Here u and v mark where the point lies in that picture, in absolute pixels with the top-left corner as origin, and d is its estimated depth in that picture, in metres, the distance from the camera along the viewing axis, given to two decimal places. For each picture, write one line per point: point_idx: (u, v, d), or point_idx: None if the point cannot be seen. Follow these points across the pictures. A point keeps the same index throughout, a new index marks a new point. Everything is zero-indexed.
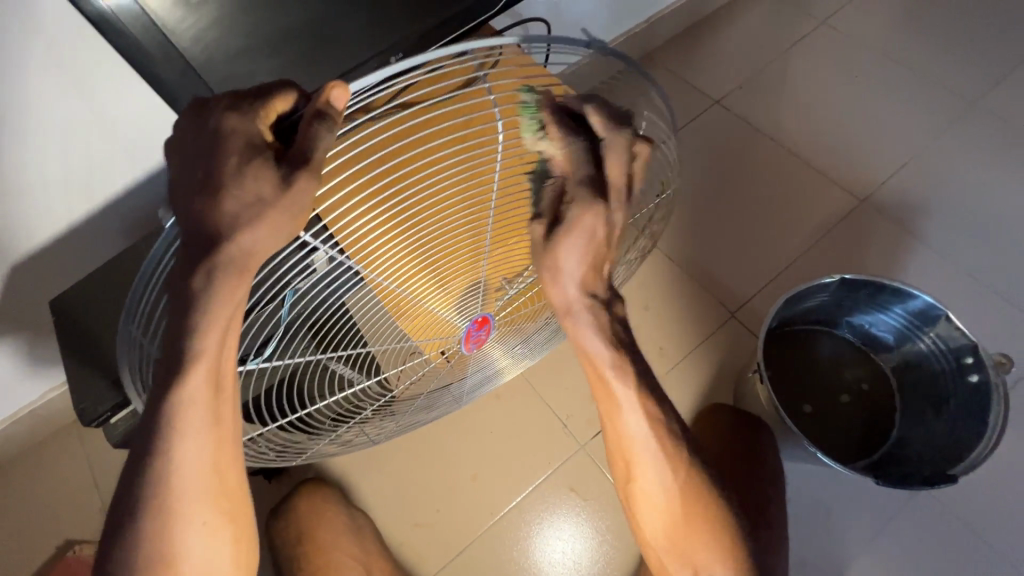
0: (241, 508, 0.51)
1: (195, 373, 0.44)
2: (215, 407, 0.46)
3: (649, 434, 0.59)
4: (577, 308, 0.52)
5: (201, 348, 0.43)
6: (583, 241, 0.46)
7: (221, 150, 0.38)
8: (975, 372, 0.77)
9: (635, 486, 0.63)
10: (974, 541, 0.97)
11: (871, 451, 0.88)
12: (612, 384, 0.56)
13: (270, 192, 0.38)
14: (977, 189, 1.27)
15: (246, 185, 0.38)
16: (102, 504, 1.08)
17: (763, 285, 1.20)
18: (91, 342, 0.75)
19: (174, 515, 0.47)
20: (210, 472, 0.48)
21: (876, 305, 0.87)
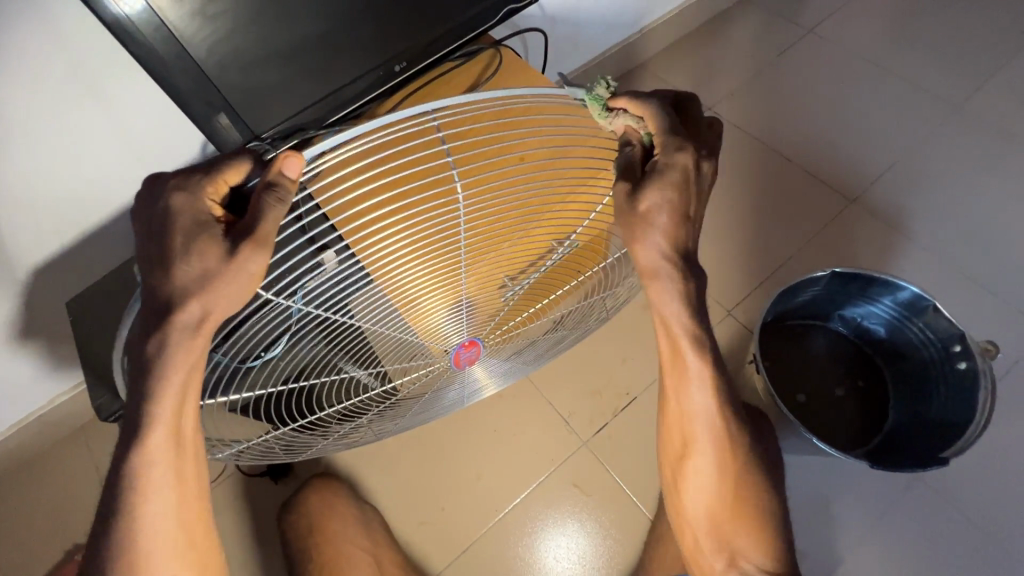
0: (205, 552, 0.58)
1: (154, 441, 0.49)
2: (179, 467, 0.52)
3: (709, 413, 0.63)
4: (664, 269, 0.51)
5: (158, 411, 0.47)
6: (675, 189, 0.48)
7: (168, 230, 0.42)
8: (963, 359, 0.80)
9: (687, 458, 0.69)
10: (971, 528, 0.99)
11: (866, 441, 0.90)
12: (682, 352, 0.58)
13: (214, 265, 0.42)
14: (965, 188, 1.31)
15: (193, 261, 0.42)
16: None
17: (759, 282, 1.23)
18: (107, 341, 0.77)
19: (143, 556, 0.53)
20: (174, 519, 0.54)
21: (866, 298, 0.90)
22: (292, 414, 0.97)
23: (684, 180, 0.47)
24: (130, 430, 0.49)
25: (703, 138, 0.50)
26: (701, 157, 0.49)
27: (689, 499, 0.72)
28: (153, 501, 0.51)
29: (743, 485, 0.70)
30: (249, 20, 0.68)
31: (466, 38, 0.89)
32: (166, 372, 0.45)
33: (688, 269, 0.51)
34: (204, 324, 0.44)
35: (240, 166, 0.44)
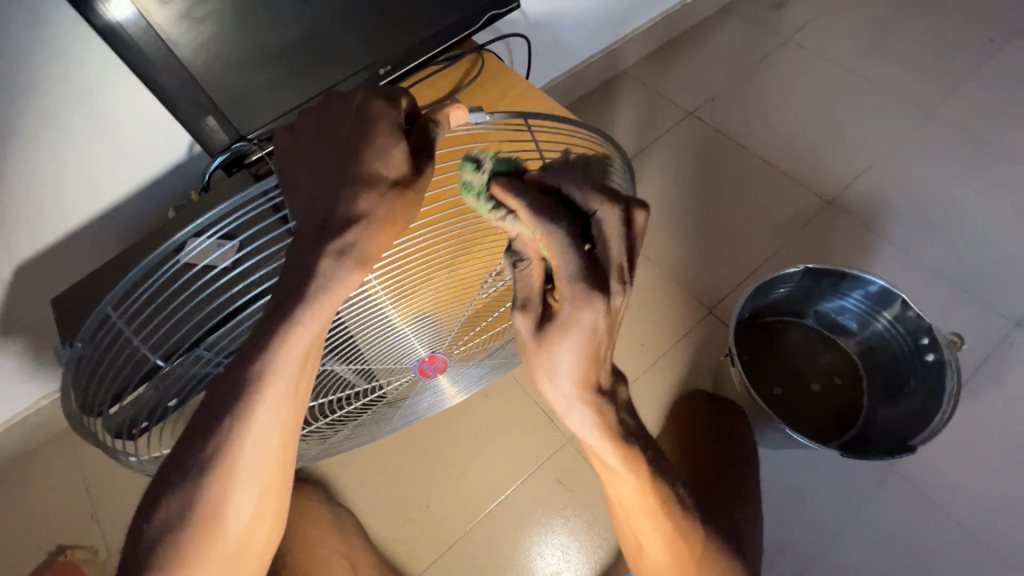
0: (282, 490, 0.56)
1: (281, 359, 0.47)
2: (293, 389, 0.50)
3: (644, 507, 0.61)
4: (580, 400, 0.49)
5: (303, 329, 0.46)
6: (581, 336, 0.42)
7: (369, 129, 0.43)
8: (931, 351, 0.83)
9: (643, 545, 0.67)
10: (946, 520, 1.01)
11: (842, 432, 0.92)
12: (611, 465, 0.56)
13: (404, 171, 0.42)
14: (936, 190, 1.35)
15: (388, 162, 0.42)
16: (93, 509, 1.09)
17: (739, 281, 1.26)
18: None
19: (229, 480, 0.50)
20: (270, 451, 0.51)
21: (839, 293, 0.93)
22: None
23: (594, 333, 0.41)
24: (255, 343, 0.46)
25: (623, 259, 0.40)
26: (615, 304, 0.40)
27: None
28: (260, 415, 0.49)
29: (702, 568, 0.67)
30: (236, 23, 0.70)
31: (450, 43, 0.91)
32: (325, 292, 0.45)
33: (598, 397, 0.49)
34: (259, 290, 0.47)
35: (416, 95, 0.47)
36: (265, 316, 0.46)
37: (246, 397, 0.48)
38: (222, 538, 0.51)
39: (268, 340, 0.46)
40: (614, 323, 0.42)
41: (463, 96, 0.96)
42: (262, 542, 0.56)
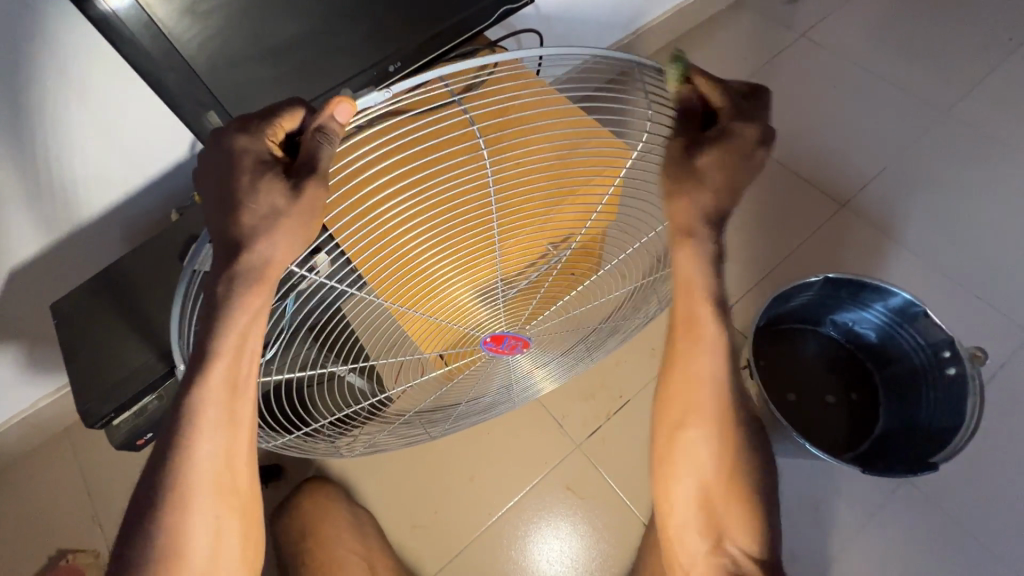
0: (250, 503, 0.56)
1: (215, 374, 0.48)
2: (233, 407, 0.50)
3: (718, 385, 0.64)
4: (700, 230, 0.52)
5: (222, 344, 0.47)
6: (727, 164, 0.47)
7: (235, 170, 0.42)
8: (952, 365, 0.81)
9: (686, 431, 0.68)
10: (959, 531, 1.00)
11: (857, 444, 0.91)
12: (699, 317, 0.60)
13: (281, 203, 0.42)
14: (954, 193, 1.33)
15: (260, 199, 0.42)
16: (96, 511, 1.07)
17: (750, 285, 1.24)
18: (93, 344, 0.75)
19: (185, 512, 0.51)
20: (221, 480, 0.52)
21: (858, 303, 0.91)
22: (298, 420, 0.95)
23: (739, 158, 0.47)
24: (185, 383, 0.48)
25: (762, 115, 0.48)
26: (763, 145, 0.47)
27: (677, 484, 0.70)
28: (203, 430, 0.50)
29: (737, 478, 0.68)
30: (241, 18, 0.66)
31: (460, 39, 0.87)
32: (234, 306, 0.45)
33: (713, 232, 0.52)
34: (212, 306, 0.45)
35: (297, 113, 0.44)
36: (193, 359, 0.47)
37: (191, 416, 0.49)
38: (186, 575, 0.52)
39: (194, 371, 0.47)
40: (756, 157, 0.47)
41: None
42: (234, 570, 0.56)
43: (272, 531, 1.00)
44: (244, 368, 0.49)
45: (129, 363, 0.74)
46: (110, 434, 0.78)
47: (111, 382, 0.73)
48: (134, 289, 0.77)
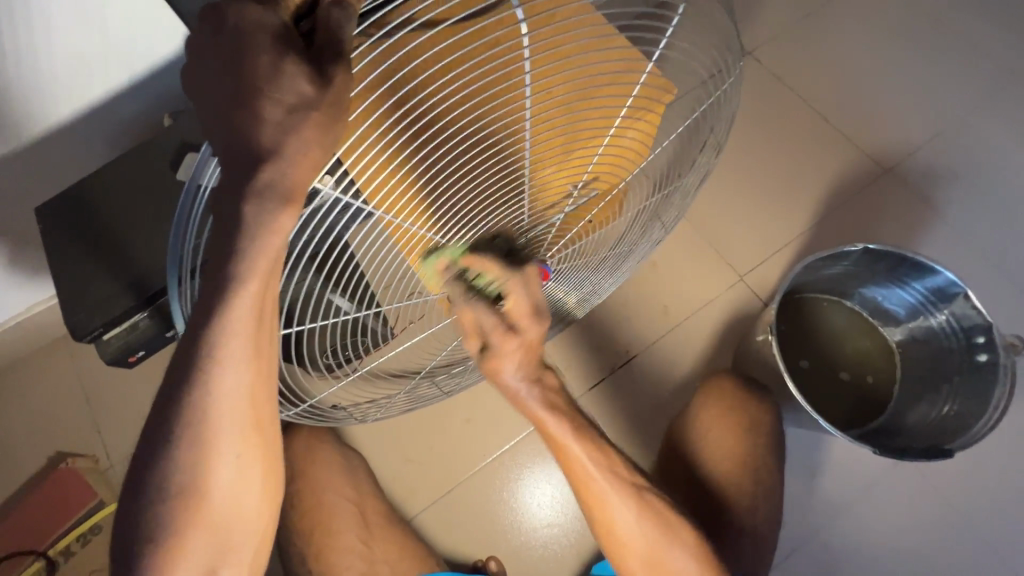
0: (272, 443, 0.52)
1: (237, 308, 0.42)
2: (258, 341, 0.45)
3: (593, 460, 0.68)
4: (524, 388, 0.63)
5: (240, 275, 0.41)
6: (525, 350, 0.59)
7: (248, 48, 0.35)
8: (984, 352, 0.78)
9: (592, 512, 0.71)
10: (951, 510, 1.01)
11: (867, 420, 0.89)
12: (546, 423, 0.66)
13: (310, 93, 0.36)
14: (1009, 165, 1.23)
15: (284, 84, 0.36)
16: (93, 419, 1.07)
17: (776, 248, 1.17)
18: (80, 256, 0.70)
19: (204, 450, 0.46)
20: (247, 418, 0.48)
21: (894, 279, 0.86)
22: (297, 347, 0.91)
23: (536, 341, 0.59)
24: (204, 312, 0.43)
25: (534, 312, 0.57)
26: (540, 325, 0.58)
27: (620, 539, 0.70)
28: (224, 365, 0.44)
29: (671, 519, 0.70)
30: None
31: None
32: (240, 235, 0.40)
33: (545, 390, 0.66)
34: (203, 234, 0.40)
35: None
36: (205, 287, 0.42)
37: (212, 348, 0.44)
38: (208, 512, 0.49)
39: (213, 305, 0.42)
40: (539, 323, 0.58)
41: None
42: (255, 511, 0.53)
43: None
44: (270, 295, 0.44)
45: (117, 278, 0.70)
46: (101, 348, 0.75)
47: (98, 296, 0.69)
48: (129, 200, 0.72)
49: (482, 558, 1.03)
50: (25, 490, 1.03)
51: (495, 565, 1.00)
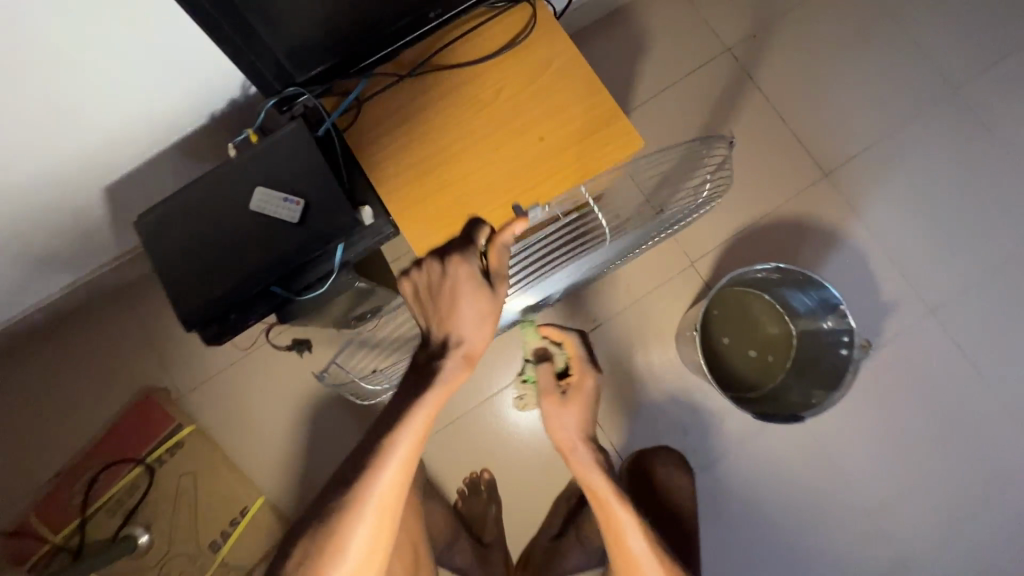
0: (389, 535, 0.70)
1: (413, 424, 0.65)
2: (415, 452, 0.67)
3: (637, 528, 0.94)
4: (583, 449, 1.02)
5: (420, 405, 0.65)
6: (577, 409, 1.03)
7: (456, 280, 0.66)
8: (846, 348, 1.08)
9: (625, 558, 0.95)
10: (817, 450, 1.35)
11: (760, 387, 1.20)
12: (610, 500, 0.95)
13: (482, 304, 0.66)
14: (930, 176, 1.43)
15: (471, 300, 0.66)
16: (156, 351, 1.34)
17: (721, 244, 1.40)
18: (176, 265, 0.90)
19: (351, 526, 0.66)
20: (393, 488, 0.67)
21: (798, 289, 1.13)
22: (333, 317, 1.15)
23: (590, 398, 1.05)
24: (387, 423, 0.66)
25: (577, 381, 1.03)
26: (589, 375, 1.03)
27: None
28: (388, 464, 0.65)
29: None
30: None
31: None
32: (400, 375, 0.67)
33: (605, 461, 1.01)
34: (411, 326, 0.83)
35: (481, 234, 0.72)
36: (403, 392, 0.67)
37: (383, 451, 0.65)
38: (350, 548, 0.67)
39: (398, 421, 0.65)
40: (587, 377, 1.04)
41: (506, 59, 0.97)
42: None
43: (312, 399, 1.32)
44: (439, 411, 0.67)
45: (215, 286, 0.89)
46: (202, 337, 0.94)
47: (202, 299, 0.89)
48: (212, 220, 0.90)
49: (478, 470, 1.35)
50: (117, 416, 1.32)
51: (488, 475, 1.33)
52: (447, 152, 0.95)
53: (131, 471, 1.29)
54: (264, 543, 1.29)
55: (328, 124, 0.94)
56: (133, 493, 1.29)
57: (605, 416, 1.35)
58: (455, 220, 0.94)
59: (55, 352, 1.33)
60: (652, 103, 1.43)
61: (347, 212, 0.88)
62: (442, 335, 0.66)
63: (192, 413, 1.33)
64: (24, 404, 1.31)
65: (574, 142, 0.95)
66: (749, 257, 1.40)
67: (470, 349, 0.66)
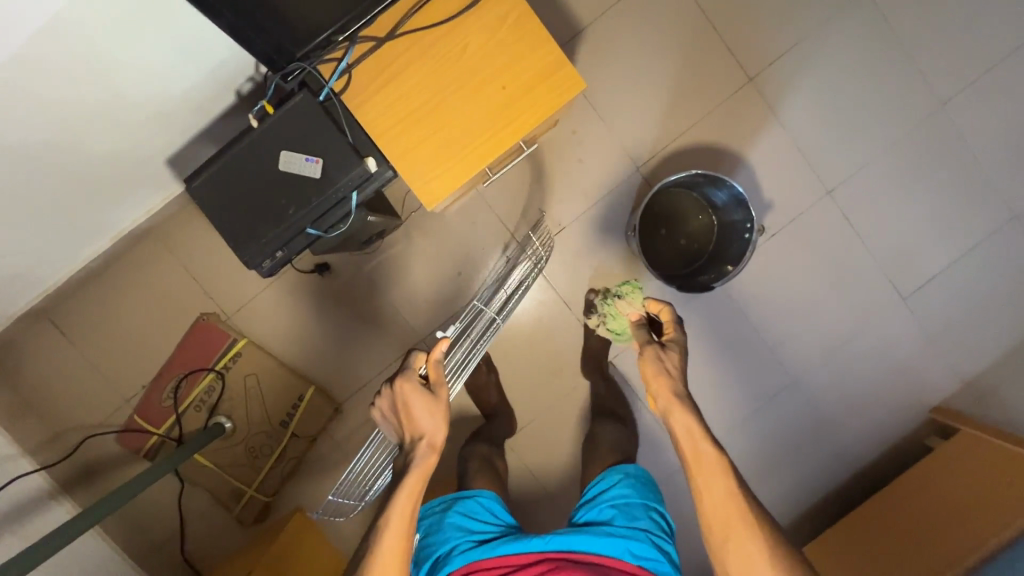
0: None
1: (400, 503, 1.04)
2: (409, 520, 1.04)
3: (719, 463, 1.05)
4: (683, 395, 1.12)
5: (401, 487, 1.05)
6: (675, 360, 1.17)
7: (409, 391, 1.13)
8: (747, 232, 1.40)
9: (729, 542, 1.00)
10: (732, 306, 1.78)
11: (688, 267, 1.55)
12: (698, 441, 1.07)
13: (429, 404, 1.12)
14: (841, 74, 1.66)
15: (425, 408, 1.12)
16: (205, 273, 1.67)
17: (661, 150, 1.66)
18: (228, 217, 1.15)
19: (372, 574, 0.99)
20: (395, 548, 1.01)
21: (715, 188, 1.42)
22: (348, 242, 1.44)
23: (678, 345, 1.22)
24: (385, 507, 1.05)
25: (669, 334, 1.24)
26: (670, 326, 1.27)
27: (740, 539, 0.99)
28: (389, 529, 1.02)
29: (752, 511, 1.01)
30: None
31: None
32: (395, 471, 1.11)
33: (695, 408, 1.11)
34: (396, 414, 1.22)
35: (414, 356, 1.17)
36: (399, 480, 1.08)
37: (385, 518, 1.04)
38: None
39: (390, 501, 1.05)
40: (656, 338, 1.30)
41: (463, 17, 1.14)
42: None
43: (346, 326, 1.72)
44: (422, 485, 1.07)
45: (262, 232, 1.15)
46: (258, 272, 1.21)
47: (255, 244, 1.16)
48: (248, 179, 1.14)
49: None
50: (183, 335, 1.67)
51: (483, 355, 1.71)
52: (426, 105, 1.17)
53: (206, 377, 1.65)
54: (321, 417, 1.69)
55: (327, 91, 1.13)
56: (212, 394, 1.65)
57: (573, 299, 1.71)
58: (428, 158, 1.18)
59: (129, 285, 1.66)
60: (598, 26, 1.63)
61: (356, 164, 1.13)
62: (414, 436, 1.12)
63: (247, 324, 1.69)
64: (112, 327, 1.67)
65: (527, 89, 1.17)
66: (682, 159, 1.67)
67: (435, 432, 1.10)
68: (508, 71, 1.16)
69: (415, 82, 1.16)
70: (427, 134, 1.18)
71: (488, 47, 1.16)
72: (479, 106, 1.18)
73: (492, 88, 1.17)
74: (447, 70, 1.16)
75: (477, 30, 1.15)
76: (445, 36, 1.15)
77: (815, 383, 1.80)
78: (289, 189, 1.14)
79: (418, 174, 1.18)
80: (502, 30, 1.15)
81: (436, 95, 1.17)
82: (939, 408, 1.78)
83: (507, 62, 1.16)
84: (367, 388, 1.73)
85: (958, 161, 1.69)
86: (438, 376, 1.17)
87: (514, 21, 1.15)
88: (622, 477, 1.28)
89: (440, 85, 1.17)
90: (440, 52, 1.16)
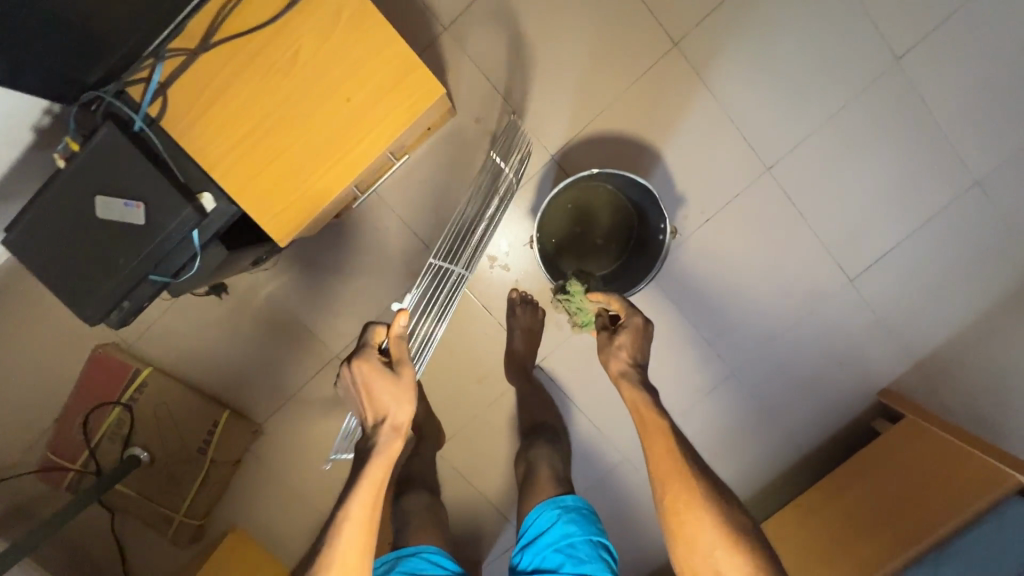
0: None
1: (357, 495, 0.95)
2: (372, 511, 0.95)
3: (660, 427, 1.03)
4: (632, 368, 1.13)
5: (360, 477, 0.96)
6: (631, 337, 1.16)
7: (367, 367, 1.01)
8: (663, 234, 1.26)
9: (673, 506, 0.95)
10: (668, 300, 1.63)
11: (607, 269, 1.41)
12: (643, 409, 1.06)
13: (389, 382, 1.00)
14: (776, 31, 1.46)
15: (386, 386, 1.00)
16: None
17: (576, 135, 1.49)
18: (53, 270, 1.01)
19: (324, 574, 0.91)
20: (353, 545, 0.92)
21: (627, 183, 1.26)
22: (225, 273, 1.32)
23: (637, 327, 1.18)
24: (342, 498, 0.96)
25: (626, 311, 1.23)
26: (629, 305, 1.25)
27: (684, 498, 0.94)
28: (344, 521, 0.93)
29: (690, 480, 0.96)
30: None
31: None
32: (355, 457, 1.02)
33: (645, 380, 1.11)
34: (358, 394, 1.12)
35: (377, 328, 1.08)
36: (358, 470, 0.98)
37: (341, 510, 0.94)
38: None
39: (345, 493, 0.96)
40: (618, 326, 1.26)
41: (289, 16, 0.96)
42: None
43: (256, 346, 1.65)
44: (385, 474, 0.97)
45: (95, 285, 1.02)
46: (108, 323, 1.09)
47: (90, 299, 1.02)
48: (68, 228, 1.00)
49: None
50: (83, 370, 1.59)
51: None
52: (262, 126, 1.01)
53: (113, 410, 1.59)
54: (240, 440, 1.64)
55: (140, 120, 0.97)
56: (122, 426, 1.59)
57: (492, 304, 1.59)
58: (274, 188, 1.04)
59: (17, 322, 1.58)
60: None
61: (185, 205, 0.98)
62: (376, 416, 1.01)
63: (152, 351, 1.63)
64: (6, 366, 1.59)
65: (378, 97, 1.01)
66: (598, 145, 1.50)
67: (399, 412, 1.00)
68: (352, 81, 1.00)
69: (245, 98, 0.99)
70: (268, 160, 1.02)
71: (326, 53, 0.98)
72: (325, 124, 1.02)
73: (336, 102, 1.01)
74: (280, 81, 0.99)
75: (311, 31, 0.97)
76: (272, 40, 0.97)
77: (759, 375, 1.69)
78: (114, 236, 0.99)
79: (264, 207, 1.04)
80: (340, 30, 0.97)
81: (272, 112, 1.00)
82: (888, 391, 1.69)
83: (350, 70, 0.99)
84: (286, 405, 1.68)
85: (913, 123, 1.51)
86: (401, 354, 1.04)
87: (352, 18, 0.97)
88: (561, 512, 1.14)
89: (275, 100, 1.00)
90: (270, 60, 0.98)
